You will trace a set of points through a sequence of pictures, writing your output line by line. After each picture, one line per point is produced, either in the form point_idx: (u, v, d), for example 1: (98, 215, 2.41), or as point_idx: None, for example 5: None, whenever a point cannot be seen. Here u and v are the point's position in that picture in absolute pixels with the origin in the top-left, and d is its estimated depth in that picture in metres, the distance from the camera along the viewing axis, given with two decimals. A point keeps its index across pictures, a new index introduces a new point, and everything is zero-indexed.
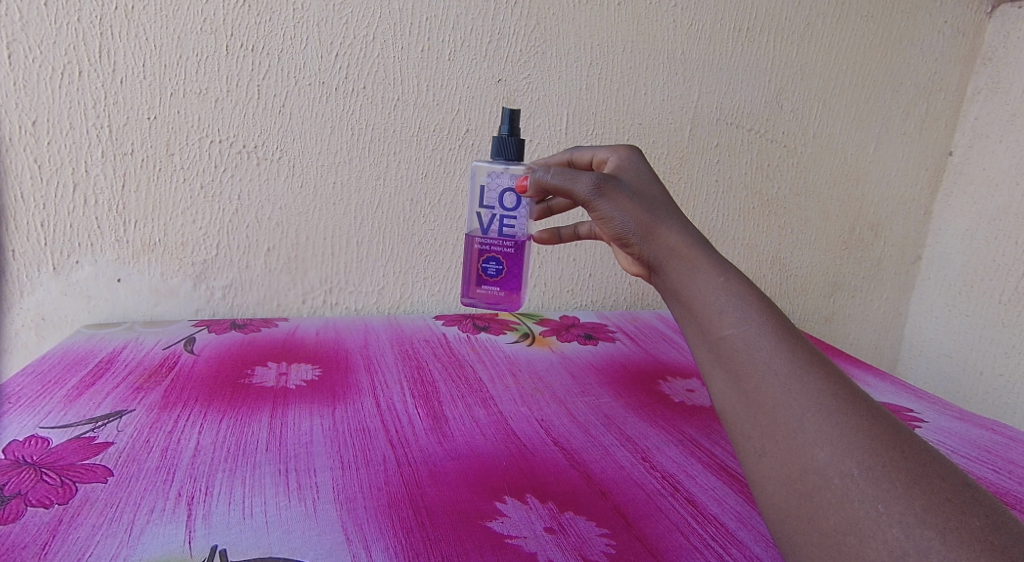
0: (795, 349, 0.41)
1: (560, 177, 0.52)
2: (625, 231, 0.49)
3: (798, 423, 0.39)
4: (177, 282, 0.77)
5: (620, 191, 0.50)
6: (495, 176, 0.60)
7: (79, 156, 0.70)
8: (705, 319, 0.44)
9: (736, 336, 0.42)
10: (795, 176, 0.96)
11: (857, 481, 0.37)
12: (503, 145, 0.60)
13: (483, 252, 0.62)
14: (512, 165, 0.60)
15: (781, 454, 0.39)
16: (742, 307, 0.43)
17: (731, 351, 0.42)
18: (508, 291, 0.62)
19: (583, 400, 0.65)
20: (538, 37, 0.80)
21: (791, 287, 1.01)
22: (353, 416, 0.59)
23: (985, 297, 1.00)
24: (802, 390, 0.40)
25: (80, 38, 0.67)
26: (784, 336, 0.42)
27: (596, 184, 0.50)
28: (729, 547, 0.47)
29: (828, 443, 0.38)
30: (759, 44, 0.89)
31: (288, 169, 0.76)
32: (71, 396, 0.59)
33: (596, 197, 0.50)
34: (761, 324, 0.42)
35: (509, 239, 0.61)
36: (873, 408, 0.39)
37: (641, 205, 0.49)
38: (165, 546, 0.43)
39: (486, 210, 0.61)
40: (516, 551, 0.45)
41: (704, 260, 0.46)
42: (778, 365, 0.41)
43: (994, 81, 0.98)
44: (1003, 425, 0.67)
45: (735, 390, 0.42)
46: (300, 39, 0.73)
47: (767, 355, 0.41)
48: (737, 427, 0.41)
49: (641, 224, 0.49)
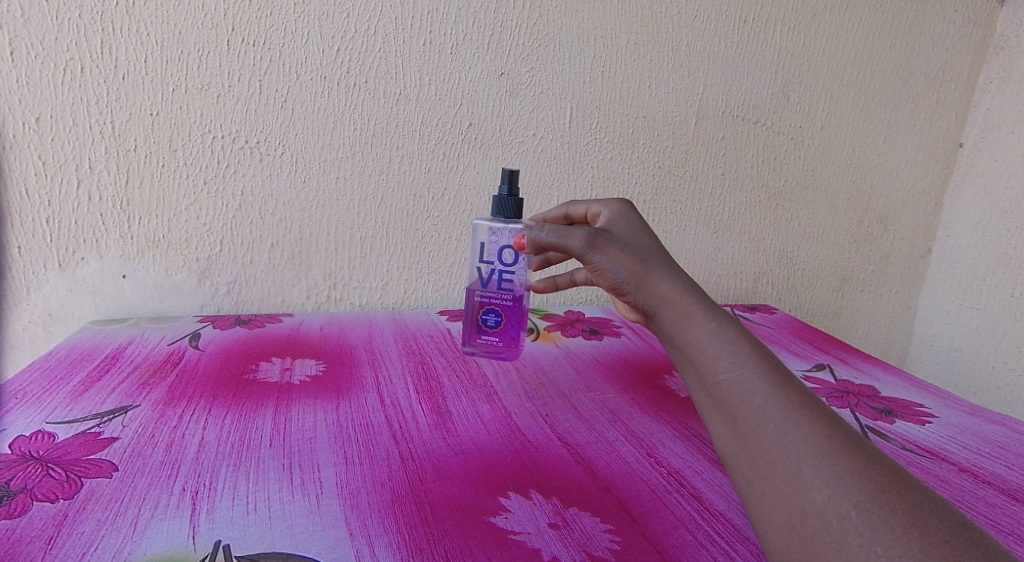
0: (787, 391, 0.43)
1: (555, 235, 0.53)
2: (619, 281, 0.51)
3: (795, 466, 0.41)
4: (182, 278, 0.76)
5: (612, 244, 0.51)
6: (496, 234, 0.59)
7: (83, 152, 0.70)
8: (701, 364, 0.46)
9: (730, 381, 0.44)
10: (803, 169, 0.95)
11: (854, 523, 0.38)
12: (503, 204, 0.59)
13: (483, 304, 0.61)
14: (512, 223, 0.59)
15: (781, 498, 0.41)
16: (734, 351, 0.45)
17: (727, 395, 0.44)
18: (507, 340, 0.62)
19: (588, 395, 0.65)
20: (541, 30, 0.79)
21: (798, 281, 1.00)
22: (357, 411, 0.59)
23: (996, 291, 0.99)
24: (797, 434, 0.41)
25: (82, 34, 0.67)
26: (776, 379, 0.44)
27: (589, 238, 0.52)
28: (736, 543, 0.46)
29: (824, 485, 0.39)
30: (765, 35, 0.88)
31: (291, 164, 0.76)
32: (77, 391, 0.59)
33: (590, 250, 0.52)
34: (755, 370, 0.44)
35: (507, 293, 0.60)
36: (866, 448, 0.41)
37: (633, 256, 0.51)
38: (169, 541, 0.43)
39: (485, 266, 0.60)
40: (520, 547, 0.44)
41: (697, 307, 0.48)
42: (772, 408, 0.43)
43: (1006, 71, 0.96)
44: (1014, 419, 0.67)
45: (735, 435, 0.44)
46: (301, 33, 0.73)
47: (762, 399, 0.43)
48: (739, 471, 0.43)
49: (635, 274, 0.50)
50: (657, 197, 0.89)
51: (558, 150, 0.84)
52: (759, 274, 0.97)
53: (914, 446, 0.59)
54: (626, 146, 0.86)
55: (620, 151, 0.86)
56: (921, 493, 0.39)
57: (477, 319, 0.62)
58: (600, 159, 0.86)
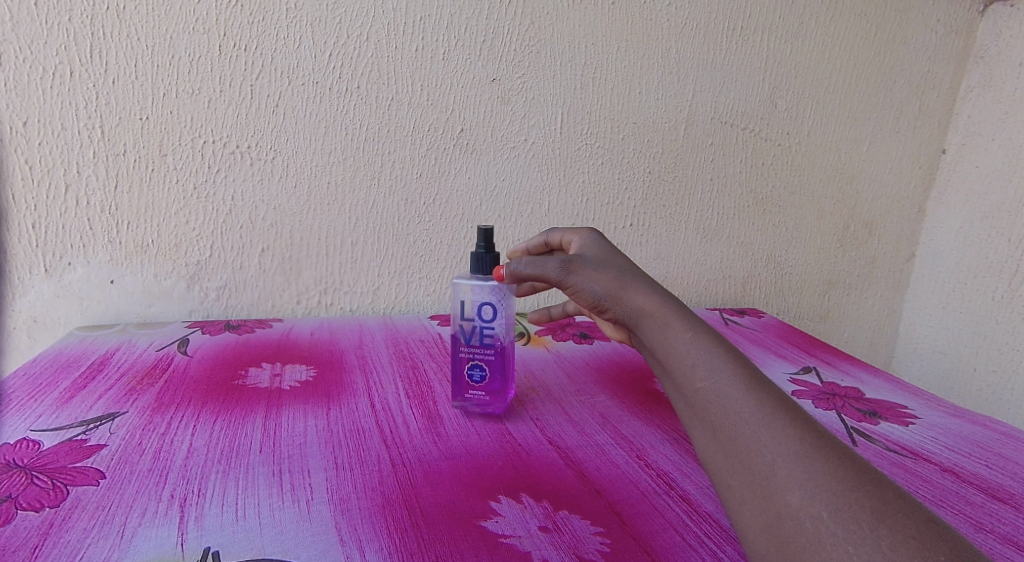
0: (763, 397, 0.44)
1: (532, 266, 0.54)
2: (598, 299, 0.52)
3: (771, 469, 0.41)
4: (171, 283, 0.76)
5: (586, 267, 0.53)
6: (475, 293, 0.57)
7: (71, 157, 0.70)
8: (680, 375, 0.47)
9: (707, 389, 0.45)
10: (790, 174, 0.96)
11: (826, 524, 0.38)
12: (480, 262, 0.57)
13: (467, 361, 0.58)
14: (490, 281, 0.57)
15: (757, 502, 0.41)
16: (712, 359, 0.46)
17: (705, 402, 0.45)
18: (495, 394, 0.59)
19: (578, 399, 0.65)
20: (532, 36, 0.80)
21: (786, 285, 1.01)
22: (348, 417, 0.59)
23: (979, 294, 1.00)
24: (772, 438, 0.42)
25: (71, 39, 0.67)
26: (753, 385, 0.44)
27: (563, 264, 0.53)
28: (723, 544, 0.47)
29: (798, 487, 0.40)
30: (753, 42, 0.89)
31: (282, 169, 0.76)
32: (64, 398, 0.59)
33: (566, 275, 0.53)
34: (732, 377, 0.45)
35: (489, 347, 0.57)
36: (842, 450, 0.41)
37: (608, 274, 0.52)
38: (157, 549, 0.43)
39: (466, 324, 0.57)
40: (510, 550, 0.45)
41: (675, 317, 0.49)
42: (749, 413, 0.43)
43: (987, 78, 0.98)
44: (997, 420, 0.67)
45: (714, 442, 0.44)
46: (292, 38, 0.73)
47: (738, 405, 0.44)
48: (719, 477, 0.43)
49: (611, 291, 0.52)
50: (647, 202, 0.90)
51: (549, 156, 0.84)
52: (748, 278, 0.98)
53: (899, 447, 0.60)
54: (616, 152, 0.87)
55: (610, 156, 0.87)
56: (898, 495, 0.39)
57: (463, 373, 0.59)
58: (590, 164, 0.86)
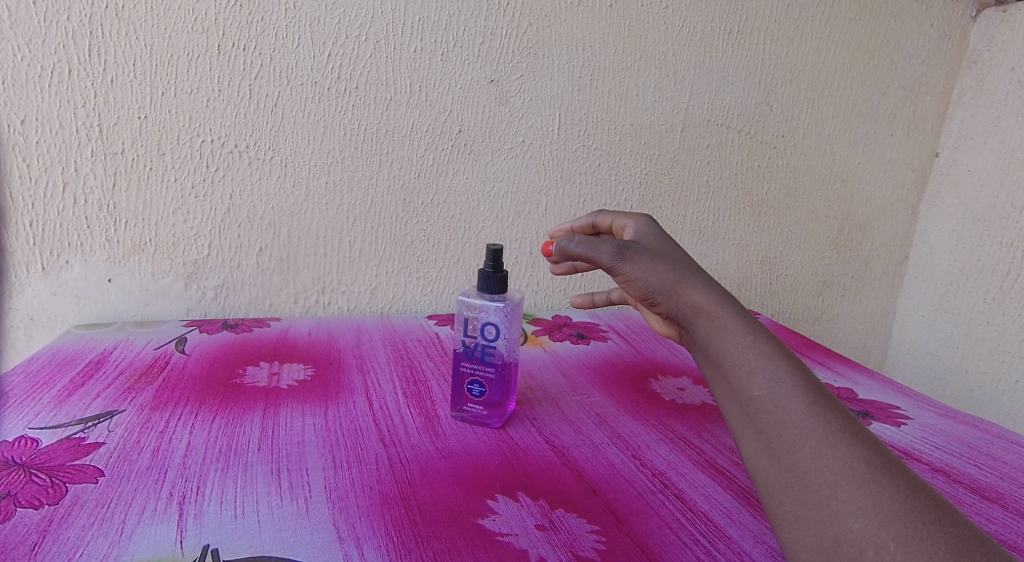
0: (827, 414, 0.42)
1: (584, 246, 0.52)
2: (650, 290, 0.50)
3: (832, 491, 0.39)
4: (169, 282, 0.76)
5: (642, 254, 0.51)
6: (480, 310, 0.57)
7: (69, 155, 0.70)
8: (735, 379, 0.44)
9: (765, 398, 0.43)
10: (785, 176, 0.96)
11: (892, 555, 0.37)
12: (488, 281, 0.57)
13: (467, 375, 0.58)
14: (496, 301, 0.57)
15: (815, 524, 0.40)
16: (772, 367, 0.43)
17: (762, 413, 0.42)
18: (492, 411, 0.59)
19: (575, 398, 0.66)
20: (530, 38, 0.80)
21: (780, 286, 1.01)
22: (346, 416, 0.59)
23: (971, 296, 1.01)
24: (836, 460, 0.40)
25: (69, 38, 0.68)
26: (816, 400, 0.42)
27: (618, 250, 0.51)
28: (717, 543, 0.47)
29: (862, 514, 0.38)
30: (748, 45, 0.89)
31: (280, 169, 0.76)
32: (62, 396, 0.59)
33: (620, 261, 0.51)
34: (792, 389, 0.43)
35: (491, 365, 0.57)
36: (907, 476, 0.40)
37: (665, 265, 0.50)
38: (156, 546, 0.43)
39: (469, 339, 0.58)
40: (507, 548, 0.45)
41: (734, 318, 0.46)
42: (811, 430, 0.41)
43: (980, 83, 0.99)
44: (988, 421, 0.68)
45: (768, 455, 0.42)
46: (291, 38, 0.73)
47: (800, 420, 0.41)
48: (770, 491, 0.42)
49: (666, 282, 0.49)
50: (644, 204, 0.90)
51: (546, 157, 0.85)
52: (742, 280, 0.99)
53: (891, 447, 0.60)
54: (613, 153, 0.87)
55: (607, 158, 0.87)
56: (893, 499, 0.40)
57: (462, 387, 0.59)
58: (587, 166, 0.87)
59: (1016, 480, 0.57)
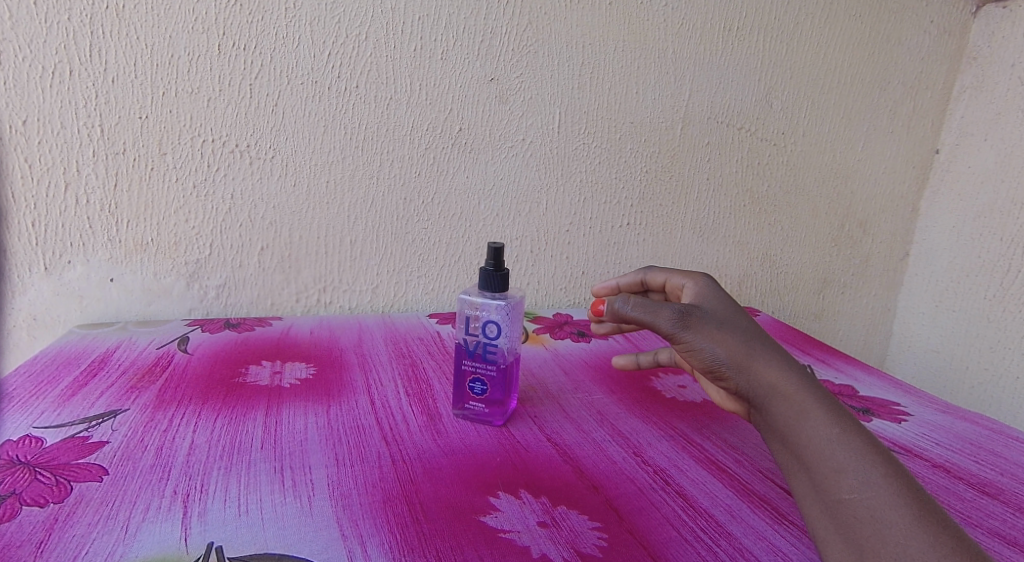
0: (925, 524, 0.42)
1: (642, 310, 0.54)
2: (717, 362, 0.51)
3: None
4: (170, 281, 0.77)
5: (705, 324, 0.52)
6: (481, 309, 0.57)
7: (71, 155, 0.70)
8: (821, 475, 0.45)
9: (855, 503, 0.43)
10: (786, 174, 0.97)
11: None
12: (489, 279, 0.57)
13: (468, 373, 0.59)
14: (498, 299, 0.57)
15: None
16: (863, 469, 0.44)
17: (853, 518, 0.43)
18: (493, 409, 0.59)
19: (576, 396, 0.66)
20: (530, 37, 0.81)
21: (781, 284, 1.02)
22: (348, 414, 0.59)
23: (971, 293, 1.01)
24: None
25: (70, 38, 0.68)
26: (912, 508, 0.42)
27: (679, 317, 0.52)
28: (718, 539, 0.48)
29: None
30: (748, 43, 0.90)
31: (281, 168, 0.77)
32: (65, 395, 0.59)
33: (682, 329, 0.52)
34: (887, 494, 0.43)
35: (492, 363, 0.58)
36: None
37: (730, 336, 0.51)
38: (161, 544, 0.43)
39: (470, 337, 0.58)
40: (509, 545, 0.45)
41: (815, 405, 0.47)
42: (908, 540, 0.41)
43: (979, 80, 0.99)
44: (987, 417, 0.68)
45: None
46: (292, 37, 0.73)
47: (896, 531, 0.42)
48: None
49: (735, 357, 0.50)
50: (644, 202, 0.91)
51: (546, 155, 0.85)
52: (743, 277, 0.99)
53: (892, 443, 0.61)
54: (613, 151, 0.87)
55: (607, 156, 0.87)
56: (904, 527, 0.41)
57: (463, 385, 0.59)
58: (588, 164, 0.87)
59: (1015, 475, 0.57)
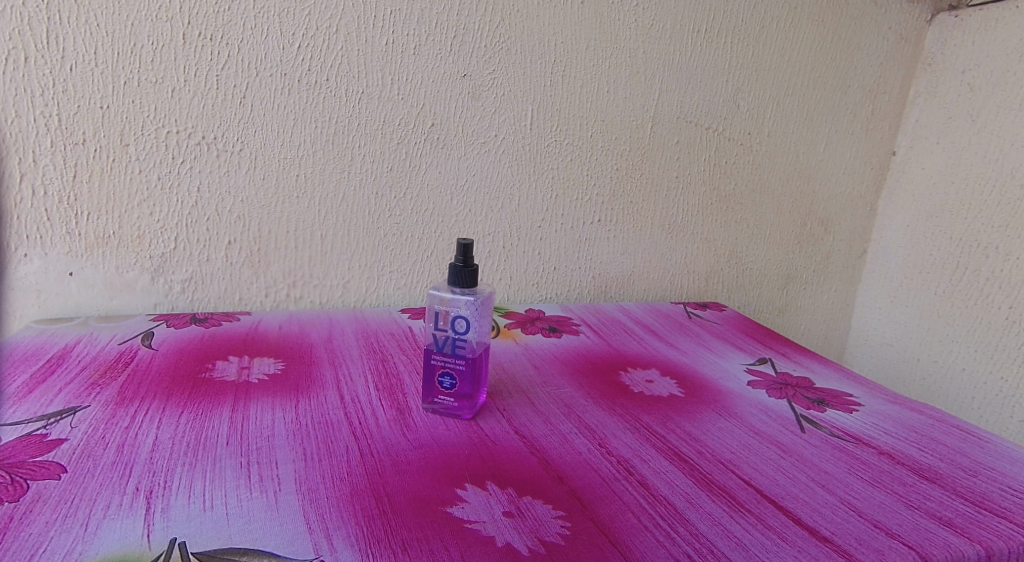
0: None
1: None
2: None
3: None
4: (133, 276, 0.76)
5: None
6: (451, 304, 0.58)
7: (27, 145, 0.69)
8: None
9: None
10: (751, 172, 0.98)
11: None
12: (458, 274, 0.58)
13: (436, 367, 0.59)
14: (467, 295, 0.58)
15: None
16: None
17: None
18: (462, 403, 0.59)
19: (544, 390, 0.67)
20: (502, 34, 0.81)
21: (746, 279, 1.03)
22: (317, 409, 0.59)
23: (923, 289, 1.04)
24: None
25: (25, 23, 0.66)
26: None
27: None
28: (677, 525, 0.49)
29: None
30: (717, 43, 0.91)
31: (249, 161, 0.76)
32: (22, 392, 0.58)
33: None
34: None
35: (460, 357, 0.58)
36: None
37: None
38: (122, 540, 0.43)
39: (439, 333, 0.58)
40: (474, 535, 0.46)
41: None
42: None
43: (933, 85, 1.02)
44: (933, 406, 0.70)
45: None
46: (261, 29, 0.73)
47: None
48: None
49: None
50: (614, 199, 0.92)
51: (518, 151, 0.85)
52: (710, 273, 1.01)
53: (842, 432, 0.62)
54: (584, 148, 0.88)
55: (578, 152, 0.88)
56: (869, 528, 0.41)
57: (432, 379, 0.60)
58: (559, 160, 0.87)
59: (954, 460, 0.59)
